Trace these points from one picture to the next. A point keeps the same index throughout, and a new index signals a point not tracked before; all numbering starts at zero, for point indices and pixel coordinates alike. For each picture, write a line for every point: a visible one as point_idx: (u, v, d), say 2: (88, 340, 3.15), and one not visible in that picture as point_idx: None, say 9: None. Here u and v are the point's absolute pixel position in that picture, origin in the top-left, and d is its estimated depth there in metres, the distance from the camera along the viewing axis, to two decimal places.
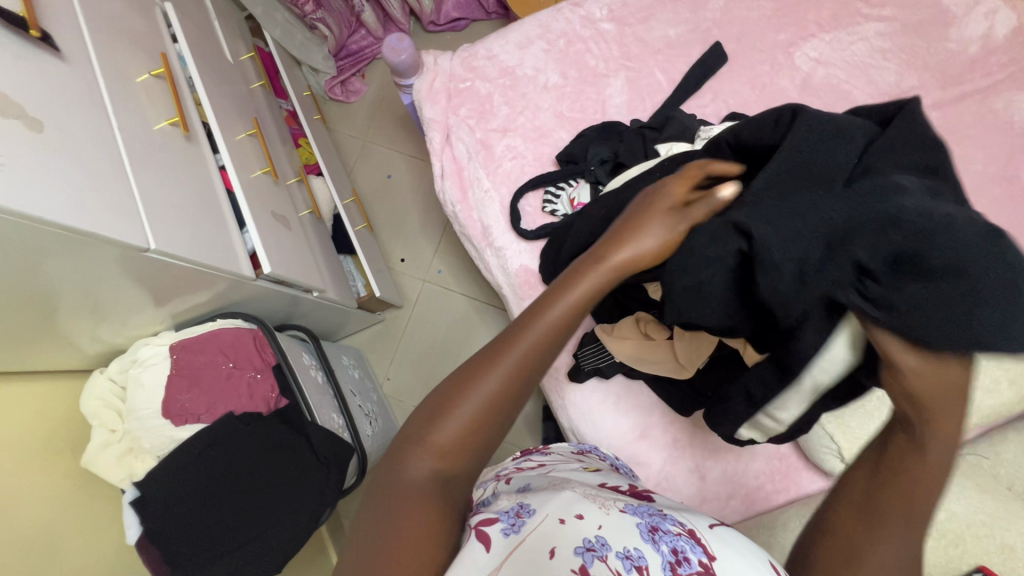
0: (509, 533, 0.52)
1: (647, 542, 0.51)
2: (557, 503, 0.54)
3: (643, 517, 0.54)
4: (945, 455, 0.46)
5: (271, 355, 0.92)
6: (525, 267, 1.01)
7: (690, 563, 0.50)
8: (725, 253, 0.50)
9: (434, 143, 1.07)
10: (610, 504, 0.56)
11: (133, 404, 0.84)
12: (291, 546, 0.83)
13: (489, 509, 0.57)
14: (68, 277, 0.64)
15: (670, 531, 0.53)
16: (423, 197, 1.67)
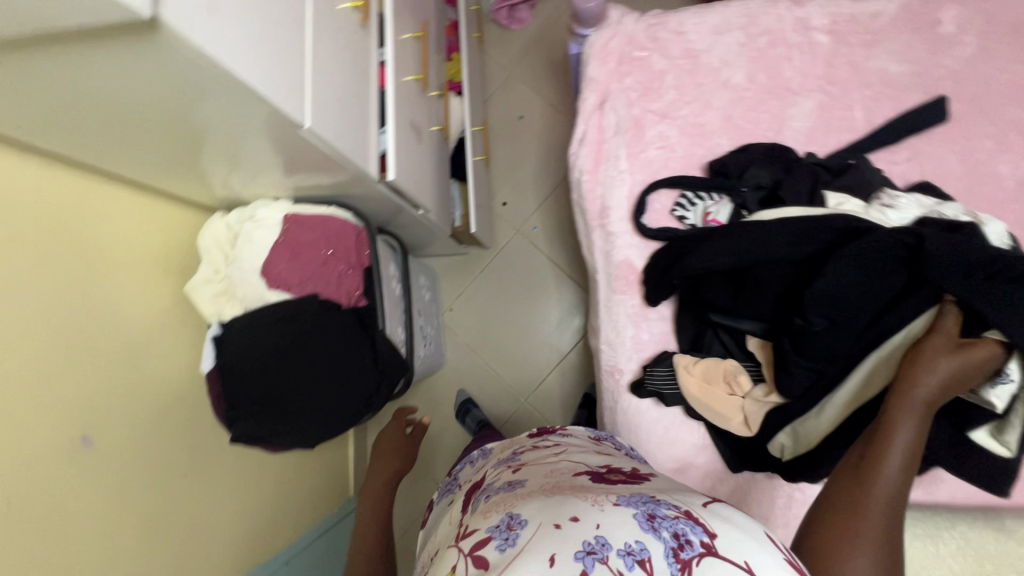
0: (505, 546, 0.60)
1: (646, 531, 0.57)
2: (550, 511, 0.62)
3: (638, 508, 0.60)
4: (895, 470, 0.59)
5: (367, 257, 0.94)
6: (628, 262, 0.98)
7: (691, 542, 0.56)
8: (903, 241, 0.69)
9: (586, 104, 1.01)
10: (604, 500, 0.63)
11: (238, 255, 0.90)
12: (329, 430, 0.90)
13: (483, 527, 0.66)
14: (227, 130, 0.67)
15: (668, 516, 0.59)
16: (547, 149, 1.62)
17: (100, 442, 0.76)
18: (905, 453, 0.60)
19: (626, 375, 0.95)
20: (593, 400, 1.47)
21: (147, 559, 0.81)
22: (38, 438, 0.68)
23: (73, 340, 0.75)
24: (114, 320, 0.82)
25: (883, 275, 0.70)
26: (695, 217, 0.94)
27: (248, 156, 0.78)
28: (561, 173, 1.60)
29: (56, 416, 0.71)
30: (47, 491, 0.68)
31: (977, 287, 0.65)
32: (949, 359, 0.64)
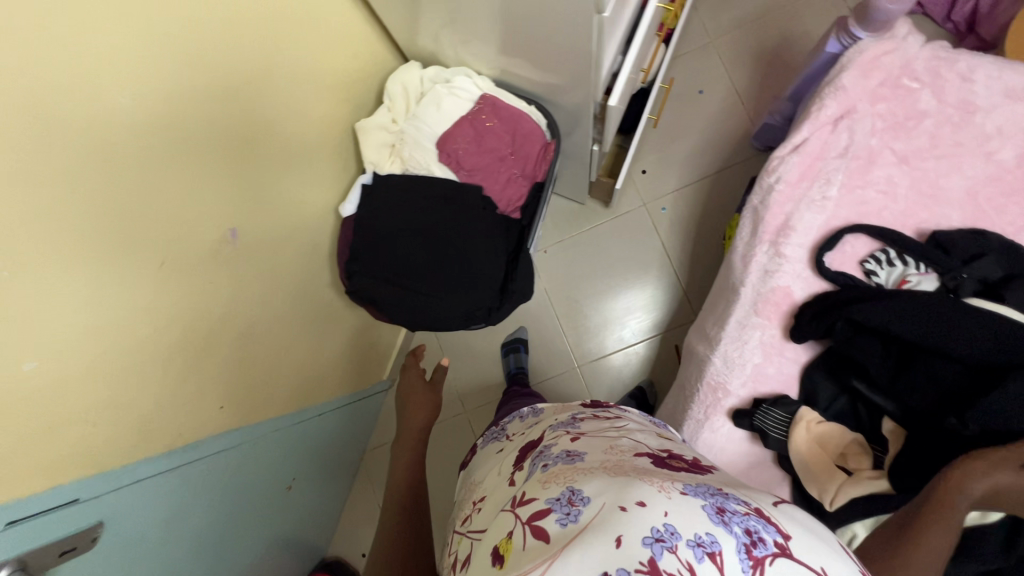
0: (566, 524, 0.50)
1: (718, 525, 0.47)
2: (615, 487, 0.52)
3: (706, 498, 0.50)
4: (941, 540, 0.59)
5: (542, 172, 0.87)
6: (787, 292, 0.91)
7: (766, 542, 0.46)
8: None
9: (823, 112, 0.90)
10: (670, 486, 0.51)
11: (422, 114, 0.84)
12: (435, 322, 0.87)
13: (540, 497, 0.56)
14: None
15: (737, 511, 0.49)
16: (711, 136, 1.50)
17: (242, 240, 0.78)
18: (949, 529, 0.60)
19: (729, 399, 0.90)
20: (644, 394, 1.43)
21: (237, 362, 0.84)
22: (199, 215, 0.69)
23: (246, 134, 0.74)
24: (282, 129, 0.80)
25: None
26: (884, 277, 0.86)
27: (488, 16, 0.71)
28: (715, 167, 1.49)
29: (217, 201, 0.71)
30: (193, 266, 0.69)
31: None
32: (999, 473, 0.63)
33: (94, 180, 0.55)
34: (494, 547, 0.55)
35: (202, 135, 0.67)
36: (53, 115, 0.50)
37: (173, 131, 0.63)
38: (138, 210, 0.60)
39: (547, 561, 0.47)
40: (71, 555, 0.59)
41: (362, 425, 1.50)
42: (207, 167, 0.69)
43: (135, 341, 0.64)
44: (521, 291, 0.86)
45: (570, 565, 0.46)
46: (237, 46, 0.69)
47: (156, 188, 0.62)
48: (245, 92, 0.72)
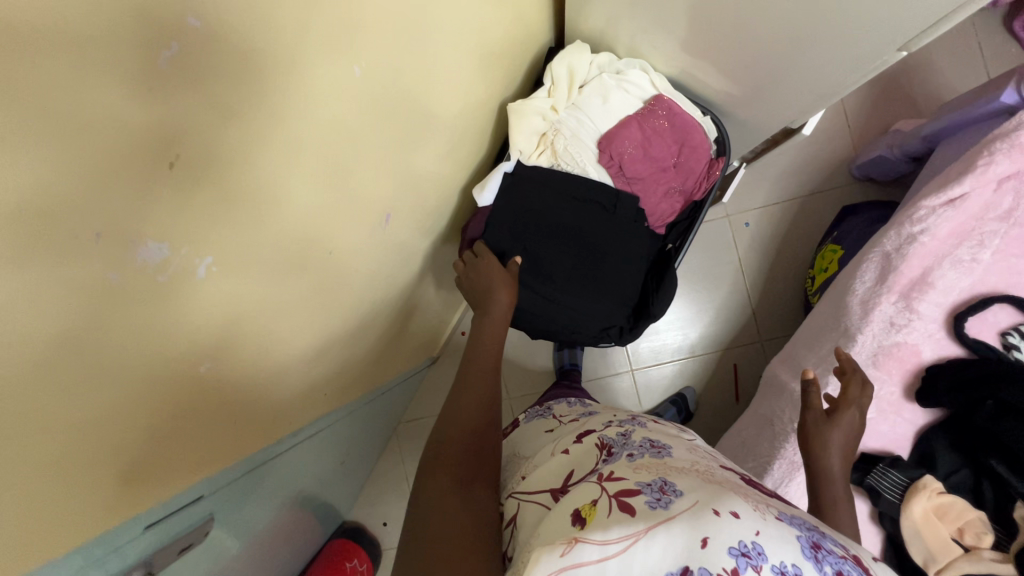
0: (655, 507, 0.49)
1: (809, 559, 0.44)
2: (707, 492, 0.49)
3: (801, 530, 0.47)
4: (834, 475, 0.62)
5: (699, 189, 0.82)
6: (916, 350, 0.87)
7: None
8: None
9: (997, 167, 0.84)
10: (765, 509, 0.49)
11: (589, 107, 0.78)
12: (559, 331, 0.81)
13: (629, 476, 0.54)
14: (808, 21, 0.55)
15: (835, 552, 0.45)
16: (811, 155, 1.43)
17: (388, 224, 0.69)
18: (843, 458, 0.62)
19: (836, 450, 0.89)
20: (684, 400, 1.42)
21: (343, 347, 0.76)
22: (368, 199, 0.59)
23: (428, 110, 0.63)
24: (453, 105, 0.68)
25: None
26: None
27: (739, 28, 0.61)
28: (806, 189, 1.43)
29: (385, 183, 0.61)
30: (350, 249, 0.61)
31: None
32: (836, 431, 0.63)
33: (311, 160, 0.45)
34: (574, 508, 0.53)
35: (398, 111, 0.56)
36: (305, 84, 0.40)
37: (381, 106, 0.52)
38: (331, 194, 0.50)
39: (631, 538, 0.45)
40: (189, 548, 0.57)
41: (402, 399, 1.44)
42: (389, 148, 0.58)
43: (281, 331, 0.55)
44: (658, 311, 0.81)
45: (653, 549, 0.45)
46: (456, 12, 0.57)
47: (350, 169, 0.52)
48: (442, 65, 0.60)
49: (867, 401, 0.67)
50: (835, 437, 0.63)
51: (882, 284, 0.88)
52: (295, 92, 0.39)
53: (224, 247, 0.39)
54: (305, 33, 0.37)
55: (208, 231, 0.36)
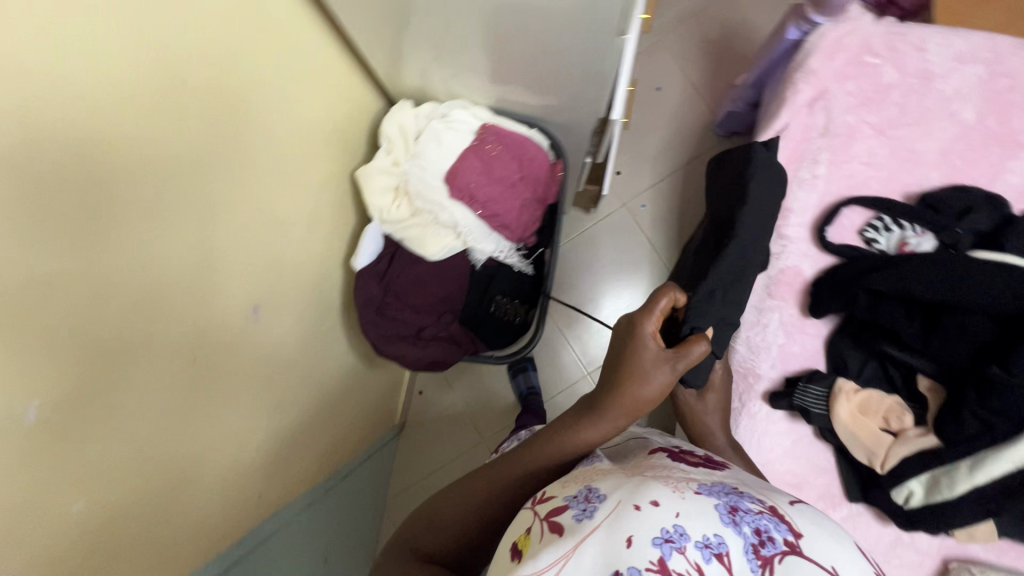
0: (582, 519, 0.50)
1: (727, 525, 0.48)
2: (629, 490, 0.51)
3: (719, 498, 0.51)
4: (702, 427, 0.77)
5: (553, 193, 0.87)
6: (797, 270, 0.94)
7: (776, 542, 0.47)
8: None
9: (799, 96, 0.94)
10: (683, 487, 0.52)
11: (424, 150, 0.82)
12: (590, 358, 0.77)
13: (557, 493, 0.55)
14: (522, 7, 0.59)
15: (750, 510, 0.50)
16: (676, 129, 1.54)
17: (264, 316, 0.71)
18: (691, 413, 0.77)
19: (762, 381, 0.92)
20: None
21: (269, 445, 0.77)
22: (220, 295, 0.62)
23: (262, 199, 0.68)
24: (292, 184, 0.73)
25: None
26: (885, 242, 0.90)
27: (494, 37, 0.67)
28: (683, 159, 1.52)
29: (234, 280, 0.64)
30: (222, 348, 0.63)
31: None
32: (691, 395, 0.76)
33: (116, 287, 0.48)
34: (511, 542, 0.53)
35: (220, 209, 0.60)
36: (71, 221, 0.44)
37: (197, 208, 0.57)
38: (169, 307, 0.55)
39: (561, 560, 0.46)
40: None
41: (380, 476, 1.43)
42: (223, 246, 0.61)
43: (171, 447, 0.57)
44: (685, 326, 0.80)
45: (583, 565, 0.46)
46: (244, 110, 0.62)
47: (177, 279, 0.55)
48: (258, 156, 0.66)
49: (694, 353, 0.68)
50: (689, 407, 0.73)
51: None
52: (70, 230, 0.44)
53: (49, 390, 0.43)
54: (42, 178, 0.41)
55: (17, 383, 0.40)
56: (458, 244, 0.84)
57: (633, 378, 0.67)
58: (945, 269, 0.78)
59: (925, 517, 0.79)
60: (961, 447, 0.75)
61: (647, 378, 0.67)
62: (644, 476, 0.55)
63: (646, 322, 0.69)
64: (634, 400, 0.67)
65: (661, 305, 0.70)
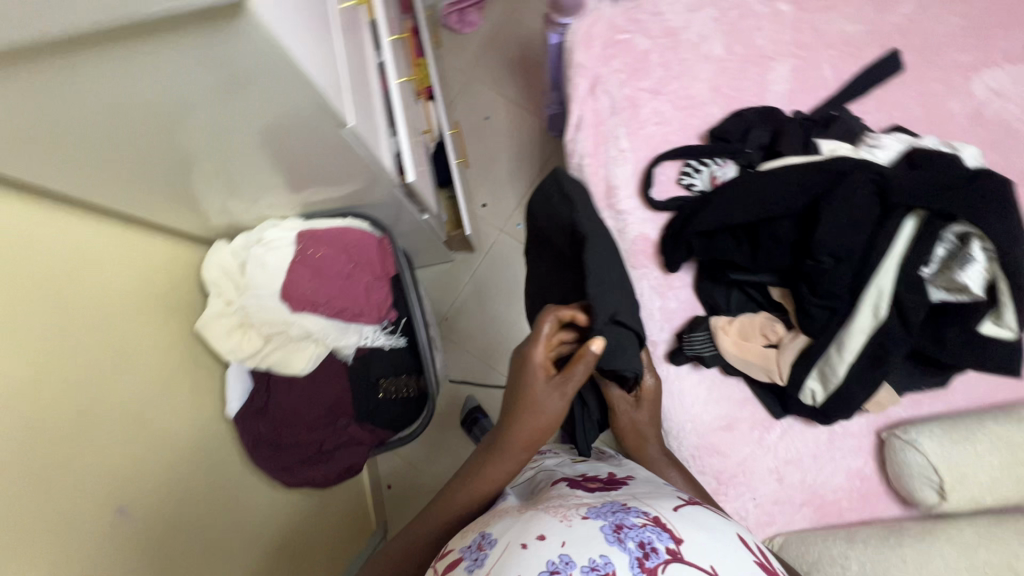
0: (474, 568, 0.55)
1: (612, 544, 0.53)
2: (521, 531, 0.56)
3: (606, 519, 0.56)
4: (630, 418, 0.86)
5: (392, 265, 0.88)
6: (644, 236, 0.99)
7: (656, 551, 0.52)
8: (864, 184, 0.73)
9: (577, 91, 1.02)
10: (572, 513, 0.57)
11: (251, 280, 0.83)
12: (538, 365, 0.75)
13: (457, 546, 0.61)
14: (238, 124, 0.59)
15: (635, 525, 0.55)
16: (518, 146, 1.61)
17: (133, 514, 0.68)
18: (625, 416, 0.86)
19: (660, 346, 0.96)
20: None
21: None
22: (72, 512, 0.61)
23: (83, 400, 0.66)
24: (126, 368, 0.74)
25: (866, 212, 0.73)
26: (702, 182, 0.97)
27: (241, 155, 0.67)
28: (535, 170, 1.60)
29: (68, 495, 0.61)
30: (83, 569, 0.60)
31: (936, 192, 0.68)
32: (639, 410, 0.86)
33: None
34: None
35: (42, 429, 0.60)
36: None
37: (11, 440, 0.57)
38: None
39: None
40: None
41: None
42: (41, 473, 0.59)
43: None
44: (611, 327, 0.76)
45: None
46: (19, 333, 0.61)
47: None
48: (58, 366, 0.64)
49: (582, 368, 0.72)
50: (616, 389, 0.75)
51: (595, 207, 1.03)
52: None
53: None
54: None
55: None
56: (323, 349, 0.85)
57: (532, 403, 0.72)
58: (741, 187, 0.85)
59: (835, 408, 0.81)
60: (818, 337, 0.80)
61: (537, 404, 0.72)
62: (540, 509, 0.60)
63: (535, 350, 0.74)
64: (530, 429, 0.72)
65: (546, 329, 0.74)
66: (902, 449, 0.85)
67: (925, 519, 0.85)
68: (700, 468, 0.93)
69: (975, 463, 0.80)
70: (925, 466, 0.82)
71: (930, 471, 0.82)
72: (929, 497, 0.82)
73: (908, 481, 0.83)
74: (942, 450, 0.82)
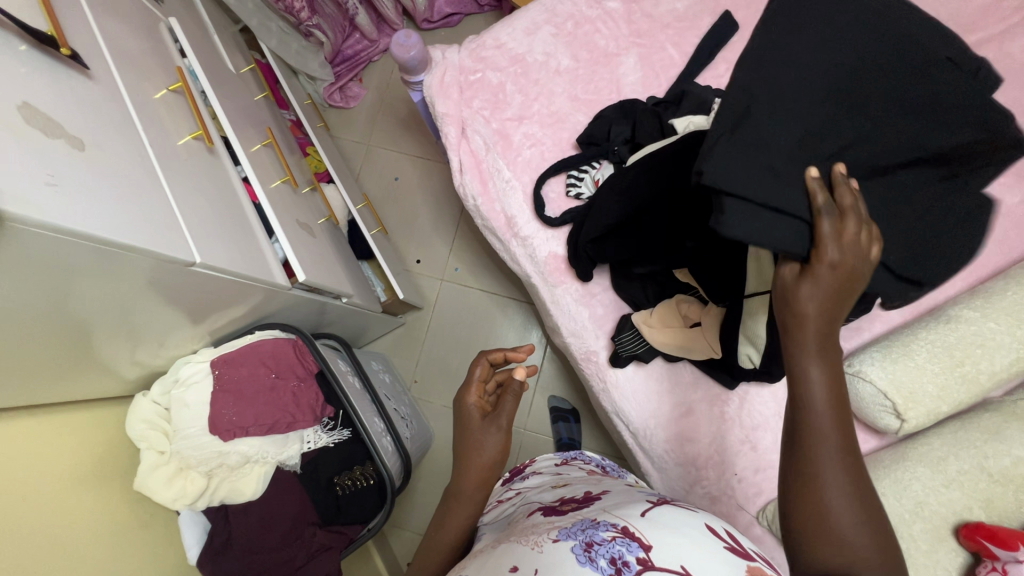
0: None
1: (583, 563, 0.43)
2: (489, 573, 0.47)
3: (576, 537, 0.46)
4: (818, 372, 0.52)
5: (313, 363, 0.90)
6: (554, 254, 1.00)
7: (632, 566, 0.42)
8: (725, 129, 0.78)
9: (449, 138, 1.04)
10: (543, 537, 0.48)
11: (179, 424, 0.83)
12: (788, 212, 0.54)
13: None
14: (99, 301, 0.60)
15: (604, 539, 0.45)
16: (433, 196, 1.64)
17: None
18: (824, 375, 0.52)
19: (601, 353, 0.98)
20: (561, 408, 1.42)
21: None
22: None
23: None
24: (71, 557, 0.69)
25: None
26: (588, 188, 0.99)
27: (126, 321, 0.68)
28: (456, 212, 1.62)
29: None
30: None
31: None
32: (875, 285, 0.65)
33: None
34: None
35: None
36: None
37: None
38: None
39: None
40: None
41: None
42: None
43: None
44: (708, 168, 0.54)
45: None
46: None
47: None
48: None
49: (515, 392, 0.71)
50: (812, 307, 0.51)
51: (502, 241, 1.04)
52: None
53: None
54: None
55: None
56: (269, 466, 0.85)
57: (472, 448, 0.70)
58: (612, 188, 0.88)
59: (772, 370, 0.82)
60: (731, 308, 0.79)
61: (477, 445, 0.70)
62: (508, 540, 0.51)
63: (467, 396, 0.72)
64: (479, 470, 0.69)
65: (477, 373, 0.73)
66: (851, 382, 0.83)
67: (895, 444, 0.84)
68: (675, 459, 0.93)
69: (919, 375, 0.80)
70: (875, 394, 0.81)
71: (882, 398, 0.80)
72: (890, 422, 0.81)
73: (865, 412, 0.82)
74: (888, 373, 0.80)
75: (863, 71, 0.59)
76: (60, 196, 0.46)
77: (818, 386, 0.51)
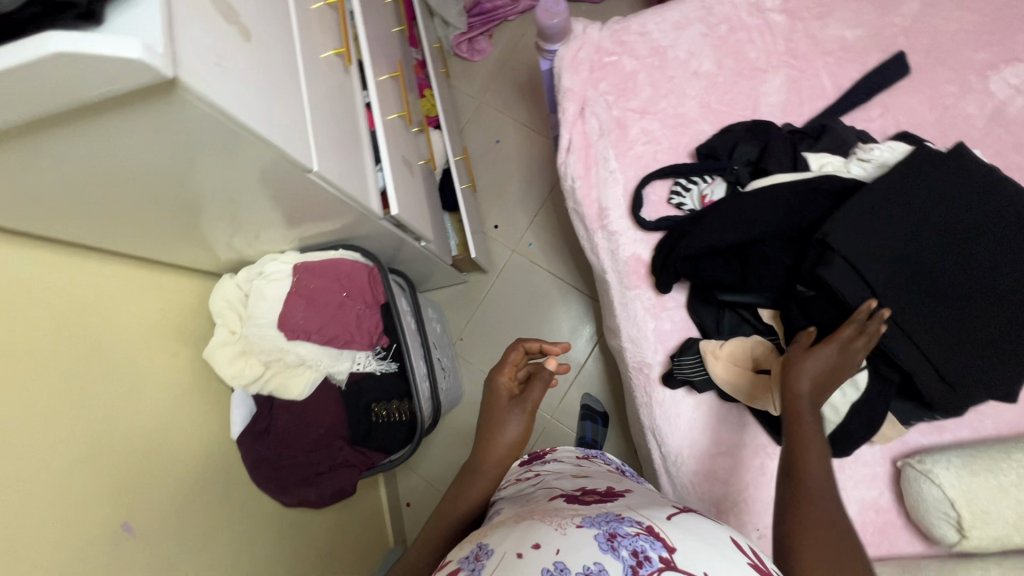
0: None
1: (605, 552, 0.43)
2: (513, 543, 0.46)
3: (599, 526, 0.46)
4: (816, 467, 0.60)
5: (382, 294, 0.94)
6: (637, 257, 0.98)
7: (654, 561, 0.42)
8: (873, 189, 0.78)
9: (567, 114, 1.02)
10: (566, 521, 0.47)
11: (253, 311, 0.89)
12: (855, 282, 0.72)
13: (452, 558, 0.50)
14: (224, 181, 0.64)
15: (627, 533, 0.45)
16: (529, 167, 1.64)
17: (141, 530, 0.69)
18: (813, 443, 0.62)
19: (655, 368, 0.95)
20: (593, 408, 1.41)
21: None
22: (83, 524, 0.63)
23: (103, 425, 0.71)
24: (141, 397, 0.77)
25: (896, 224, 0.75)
26: (690, 201, 0.96)
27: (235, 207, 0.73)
28: (546, 189, 1.61)
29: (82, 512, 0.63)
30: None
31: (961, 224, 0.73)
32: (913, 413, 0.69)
33: None
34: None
35: (64, 444, 0.64)
36: None
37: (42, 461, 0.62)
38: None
39: None
40: None
41: None
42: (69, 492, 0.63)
43: None
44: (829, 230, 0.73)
45: None
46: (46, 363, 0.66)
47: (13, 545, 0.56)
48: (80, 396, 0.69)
49: (540, 383, 0.74)
50: (807, 381, 0.67)
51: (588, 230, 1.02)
52: None
53: None
54: None
55: None
56: (318, 375, 0.91)
57: (499, 423, 0.71)
58: (735, 207, 0.85)
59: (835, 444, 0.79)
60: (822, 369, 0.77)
61: (503, 423, 0.71)
62: (530, 518, 0.50)
63: (500, 375, 0.74)
64: (501, 445, 0.71)
65: (512, 357, 0.75)
66: (917, 480, 0.77)
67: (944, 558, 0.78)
68: (700, 495, 0.89)
69: (997, 498, 0.73)
70: (941, 501, 0.74)
71: (946, 506, 0.74)
72: (948, 535, 0.75)
73: (921, 515, 0.76)
74: (962, 485, 0.73)
75: (1010, 221, 0.72)
76: (224, 76, 0.50)
77: (809, 458, 0.61)
